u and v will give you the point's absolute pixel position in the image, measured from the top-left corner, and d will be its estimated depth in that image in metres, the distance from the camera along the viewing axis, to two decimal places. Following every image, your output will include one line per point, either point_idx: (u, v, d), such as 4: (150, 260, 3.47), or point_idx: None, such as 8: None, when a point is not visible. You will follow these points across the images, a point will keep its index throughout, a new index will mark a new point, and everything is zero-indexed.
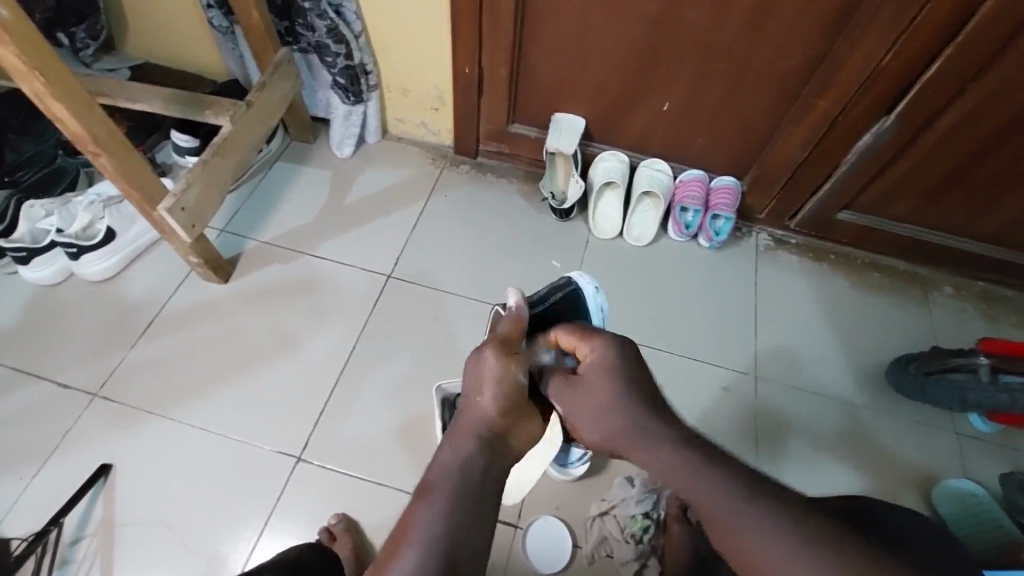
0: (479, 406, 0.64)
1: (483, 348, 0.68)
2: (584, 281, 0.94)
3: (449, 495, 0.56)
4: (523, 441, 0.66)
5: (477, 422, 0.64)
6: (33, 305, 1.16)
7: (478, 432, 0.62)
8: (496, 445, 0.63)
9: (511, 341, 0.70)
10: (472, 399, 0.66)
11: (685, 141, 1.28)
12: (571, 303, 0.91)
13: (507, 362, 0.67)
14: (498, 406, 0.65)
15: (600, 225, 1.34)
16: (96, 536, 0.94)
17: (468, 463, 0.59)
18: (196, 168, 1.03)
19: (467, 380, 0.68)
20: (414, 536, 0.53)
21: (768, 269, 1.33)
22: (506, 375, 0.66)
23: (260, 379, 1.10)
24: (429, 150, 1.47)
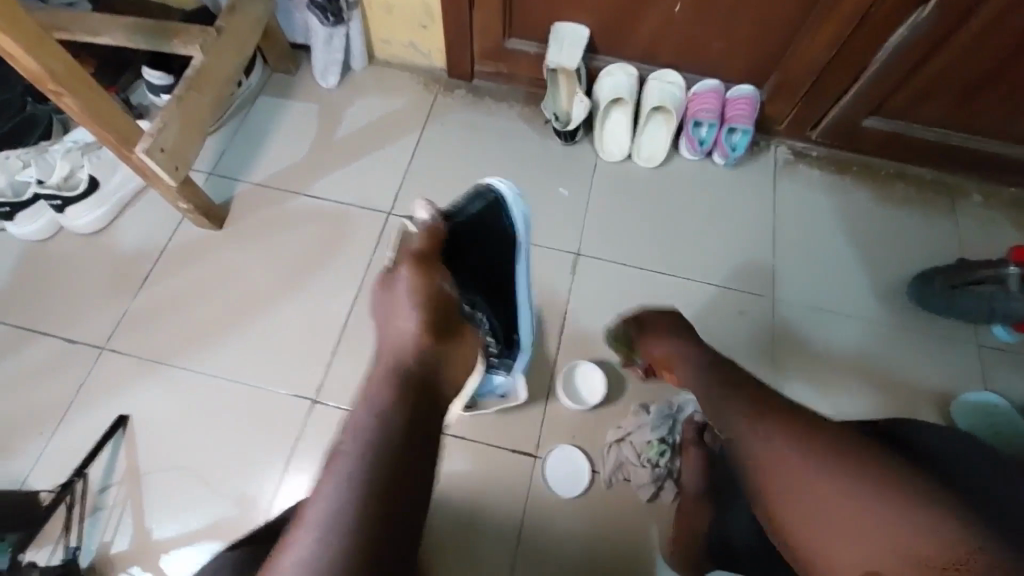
0: (398, 341, 0.62)
1: (395, 274, 0.67)
2: (505, 188, 0.92)
3: (353, 460, 0.52)
4: (455, 367, 0.64)
5: (396, 354, 0.62)
6: (28, 261, 1.13)
7: (397, 369, 0.60)
8: (419, 377, 0.60)
9: (423, 261, 0.68)
10: (390, 327, 0.64)
11: (698, 48, 1.17)
12: (494, 209, 0.90)
13: (424, 281, 0.66)
14: (415, 334, 0.62)
15: (607, 147, 1.25)
16: (123, 485, 0.95)
17: (383, 412, 0.55)
18: (172, 105, 0.95)
19: (384, 314, 0.66)
20: (314, 516, 0.50)
21: (787, 186, 1.25)
22: (422, 292, 0.65)
23: (268, 326, 1.08)
24: (421, 74, 1.36)
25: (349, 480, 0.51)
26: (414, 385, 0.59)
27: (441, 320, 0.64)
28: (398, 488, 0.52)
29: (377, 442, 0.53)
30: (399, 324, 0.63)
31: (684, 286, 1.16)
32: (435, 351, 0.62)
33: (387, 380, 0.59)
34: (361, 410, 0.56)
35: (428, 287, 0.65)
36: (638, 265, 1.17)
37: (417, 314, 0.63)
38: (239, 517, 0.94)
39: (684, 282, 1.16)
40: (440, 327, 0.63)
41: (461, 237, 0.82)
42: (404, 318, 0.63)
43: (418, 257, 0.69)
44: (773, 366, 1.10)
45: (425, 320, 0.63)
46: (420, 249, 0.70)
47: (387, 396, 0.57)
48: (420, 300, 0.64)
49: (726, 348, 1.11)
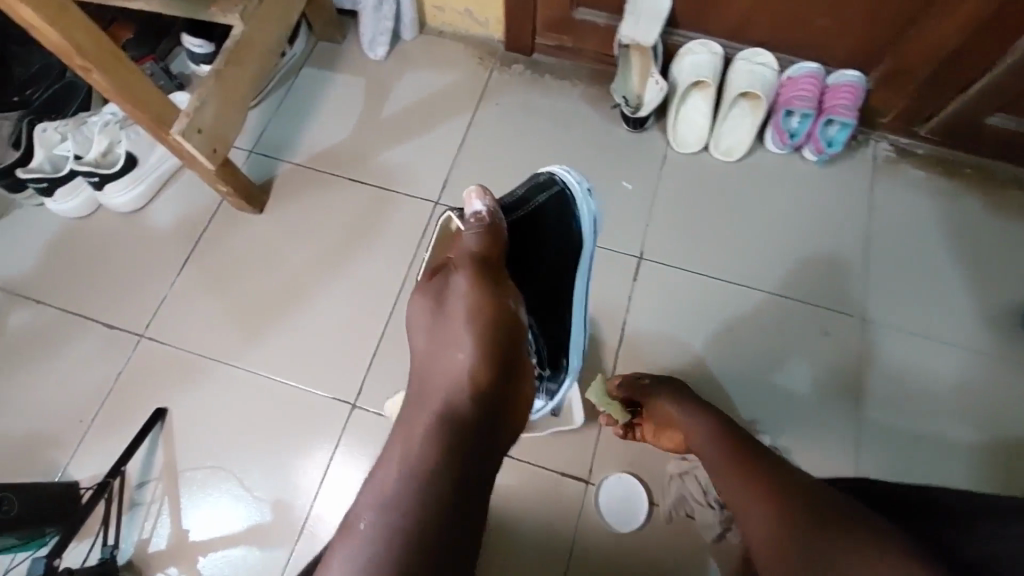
0: (452, 362, 0.61)
1: (452, 286, 0.65)
2: (573, 181, 0.86)
3: (401, 499, 0.51)
4: (512, 399, 0.62)
5: (450, 379, 0.60)
6: (68, 239, 1.09)
7: (450, 394, 0.59)
8: (472, 412, 0.58)
9: (482, 276, 0.66)
10: (444, 348, 0.62)
11: (798, 24, 1.01)
12: (556, 205, 0.84)
13: (483, 300, 0.64)
14: (472, 360, 0.60)
15: (682, 136, 1.11)
16: (161, 481, 0.93)
17: (431, 455, 0.54)
18: (208, 80, 0.87)
19: (436, 325, 0.65)
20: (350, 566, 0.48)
21: (887, 189, 1.10)
22: (479, 304, 0.64)
23: (308, 321, 1.03)
24: (475, 46, 1.23)
25: (396, 520, 0.50)
26: (468, 414, 0.57)
27: (500, 339, 0.62)
28: (449, 526, 0.50)
29: (427, 479, 0.52)
30: (454, 343, 0.62)
31: (760, 299, 1.04)
32: (492, 374, 0.60)
33: (441, 407, 0.58)
34: (413, 442, 0.55)
35: (487, 307, 0.63)
36: (709, 272, 1.05)
37: (475, 333, 0.62)
38: (275, 523, 0.91)
39: (761, 295, 1.04)
40: (497, 347, 0.62)
41: (516, 237, 0.80)
42: (461, 340, 0.61)
43: (480, 262, 0.67)
44: (857, 396, 0.98)
45: (483, 340, 0.61)
46: (478, 256, 0.68)
47: (439, 426, 0.56)
48: (479, 316, 0.63)
49: (804, 372, 0.99)
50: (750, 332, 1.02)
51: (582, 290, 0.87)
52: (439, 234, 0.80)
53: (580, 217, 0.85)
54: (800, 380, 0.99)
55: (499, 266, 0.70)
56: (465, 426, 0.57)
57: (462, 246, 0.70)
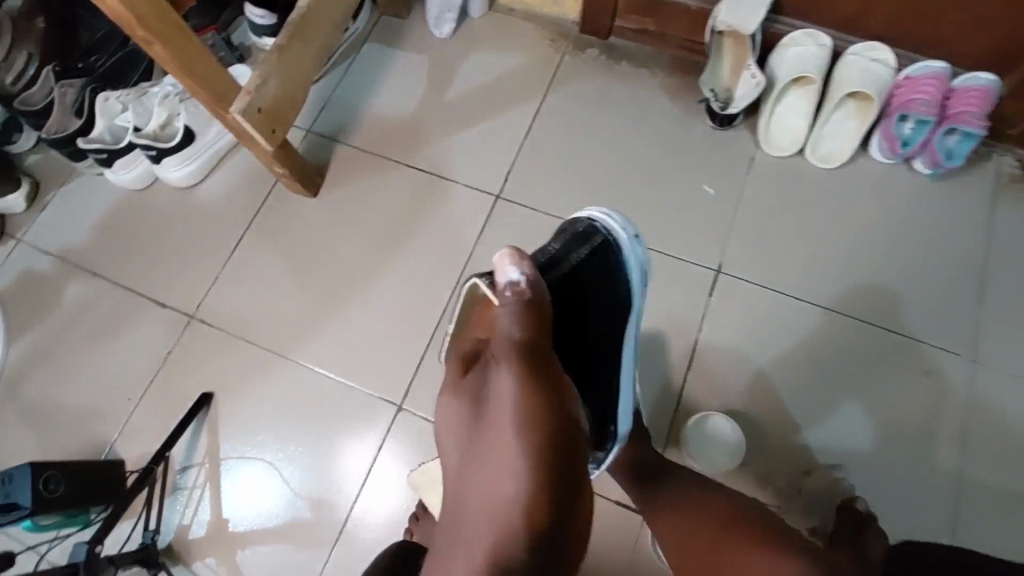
0: (500, 493, 0.48)
1: (491, 390, 0.52)
2: (618, 228, 0.73)
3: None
4: (574, 536, 0.49)
5: (495, 520, 0.47)
6: (125, 212, 1.08)
7: (497, 541, 0.46)
8: (525, 570, 0.45)
9: (531, 374, 0.51)
10: (487, 473, 0.50)
11: (929, 16, 0.87)
12: (601, 258, 0.72)
13: (537, 412, 0.49)
14: (524, 497, 0.47)
15: (774, 138, 1.00)
16: (205, 467, 0.91)
17: None
18: (271, 56, 0.82)
19: (475, 438, 0.52)
20: None
21: (1012, 211, 0.96)
22: (530, 418, 0.49)
23: (356, 314, 0.98)
24: (548, 27, 1.14)
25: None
26: (517, 571, 0.45)
27: (558, 465, 0.48)
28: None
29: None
30: (499, 471, 0.49)
31: (852, 328, 0.92)
32: (548, 514, 0.47)
33: (483, 560, 0.46)
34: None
35: (543, 421, 0.49)
36: (794, 293, 0.95)
37: (525, 463, 0.47)
38: (314, 522, 0.88)
39: (852, 323, 0.93)
40: (555, 477, 0.48)
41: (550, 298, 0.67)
42: (508, 468, 0.48)
43: (526, 355, 0.52)
44: (958, 446, 0.86)
45: (536, 464, 0.48)
46: (523, 344, 0.53)
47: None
48: (531, 433, 0.48)
49: (897, 414, 0.88)
50: (836, 364, 0.91)
51: (630, 348, 0.74)
52: (466, 298, 0.66)
53: (627, 269, 0.72)
54: (892, 422, 0.88)
55: (548, 351, 0.55)
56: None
57: (503, 330, 0.55)
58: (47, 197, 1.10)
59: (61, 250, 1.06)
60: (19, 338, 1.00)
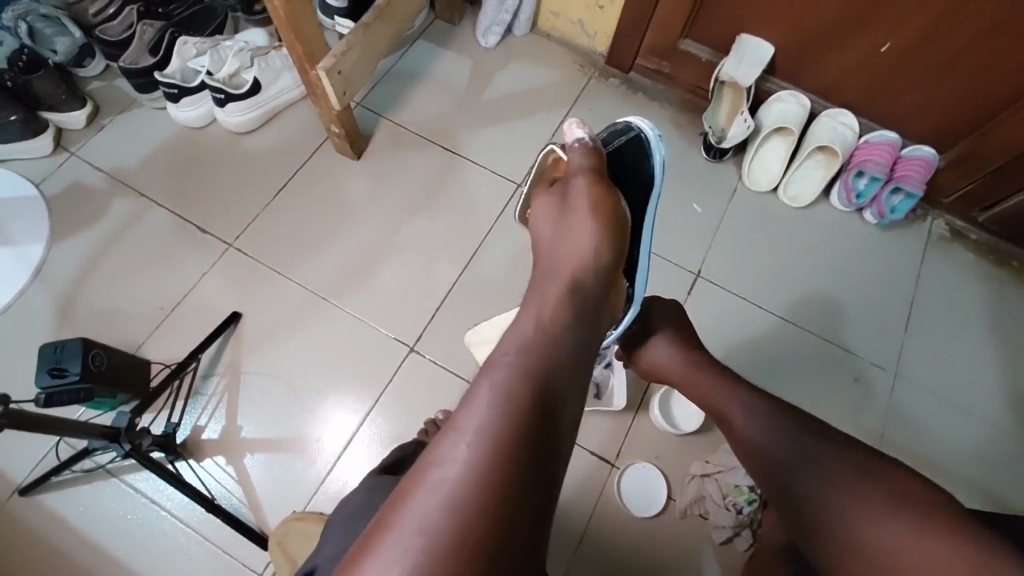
0: (571, 260, 0.61)
1: (570, 195, 0.66)
2: (647, 127, 0.81)
3: (523, 367, 0.50)
4: (610, 305, 0.63)
5: (567, 272, 0.60)
6: (179, 144, 1.18)
7: (568, 288, 0.58)
8: (586, 305, 0.58)
9: (602, 185, 0.67)
10: (562, 246, 0.63)
11: (886, 95, 1.09)
12: (634, 149, 0.80)
13: (602, 209, 0.64)
14: (592, 258, 0.62)
15: (755, 175, 1.19)
16: (225, 378, 1.01)
17: (552, 332, 0.54)
18: (358, 31, 0.96)
19: (557, 226, 0.65)
20: (467, 425, 0.47)
21: (937, 261, 1.17)
22: (599, 208, 0.64)
23: (382, 264, 1.10)
24: (579, 54, 1.32)
25: (518, 384, 0.49)
26: (580, 304, 0.58)
27: (614, 243, 0.63)
28: (562, 393, 0.51)
29: (547, 352, 0.52)
30: (574, 243, 0.62)
31: (801, 337, 1.10)
32: (602, 276, 0.61)
33: (558, 295, 0.58)
34: (530, 320, 0.55)
35: (606, 215, 0.64)
36: (758, 303, 1.12)
37: (594, 237, 0.62)
38: (321, 439, 0.98)
39: (802, 333, 1.10)
40: (611, 250, 0.63)
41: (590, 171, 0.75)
42: (581, 237, 0.62)
43: (596, 175, 0.68)
44: (876, 443, 1.03)
45: (599, 242, 0.62)
46: (594, 172, 0.68)
47: (558, 312, 0.56)
48: (599, 217, 0.63)
49: (828, 411, 1.05)
50: (785, 364, 1.08)
51: (651, 223, 0.80)
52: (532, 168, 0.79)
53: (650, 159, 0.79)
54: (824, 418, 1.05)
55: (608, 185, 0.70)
56: (579, 313, 0.57)
57: (574, 163, 0.70)
58: (105, 120, 1.19)
59: (113, 169, 1.15)
60: (63, 241, 1.08)
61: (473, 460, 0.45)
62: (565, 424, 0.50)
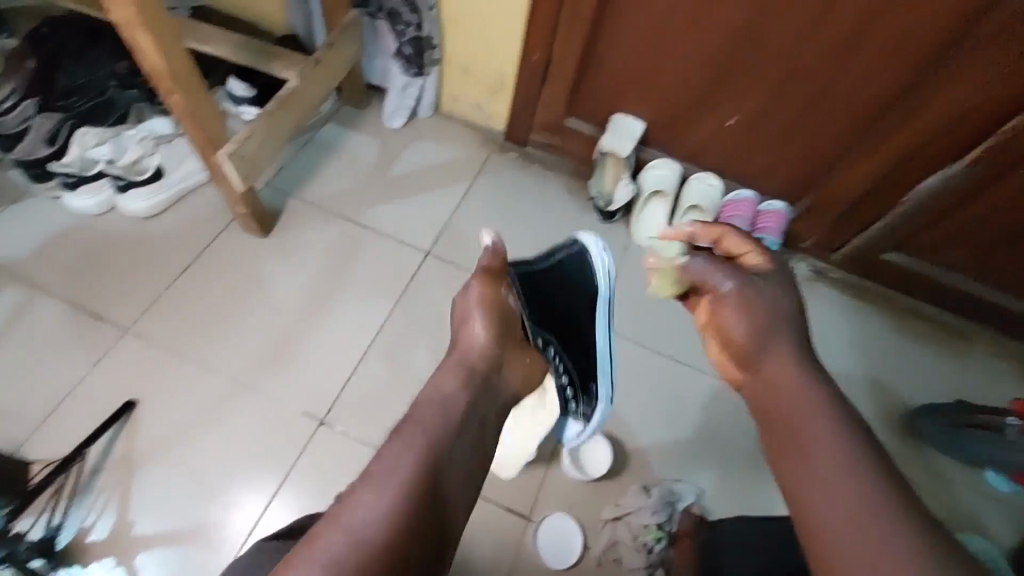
0: (469, 342, 0.71)
1: (468, 290, 0.76)
2: (590, 240, 0.95)
3: (427, 432, 0.57)
4: (514, 377, 0.72)
5: (467, 356, 0.69)
6: (74, 232, 1.16)
7: (466, 366, 0.67)
8: (486, 381, 0.67)
9: (494, 278, 0.77)
10: (464, 335, 0.72)
11: (742, 159, 1.27)
12: (579, 261, 0.95)
13: (494, 304, 0.75)
14: (487, 340, 0.71)
15: (642, 232, 1.32)
16: (116, 471, 0.97)
17: (455, 400, 0.61)
18: (261, 118, 1.02)
19: (455, 316, 0.74)
20: (377, 477, 0.52)
21: (804, 299, 1.32)
22: (490, 301, 0.75)
23: (290, 339, 1.11)
24: (480, 133, 1.45)
25: (419, 447, 0.56)
26: (477, 380, 0.66)
27: (504, 329, 0.74)
28: (463, 448, 0.58)
29: (447, 419, 0.59)
30: (471, 331, 0.72)
31: None
32: (498, 354, 0.71)
33: (459, 372, 0.66)
34: (433, 392, 0.62)
35: (495, 307, 0.75)
36: None
37: (487, 325, 0.72)
38: (223, 526, 0.95)
39: None
40: (502, 335, 0.73)
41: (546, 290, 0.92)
42: (475, 326, 0.72)
43: (490, 276, 0.77)
44: None
45: (492, 327, 0.72)
46: (488, 270, 0.78)
47: (458, 386, 0.64)
48: (490, 309, 0.74)
49: None
50: None
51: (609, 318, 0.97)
52: None
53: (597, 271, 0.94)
54: None
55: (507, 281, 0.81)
56: (477, 388, 0.65)
57: (474, 268, 0.80)
58: None
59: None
60: None
61: (379, 508, 0.50)
62: (464, 472, 0.57)
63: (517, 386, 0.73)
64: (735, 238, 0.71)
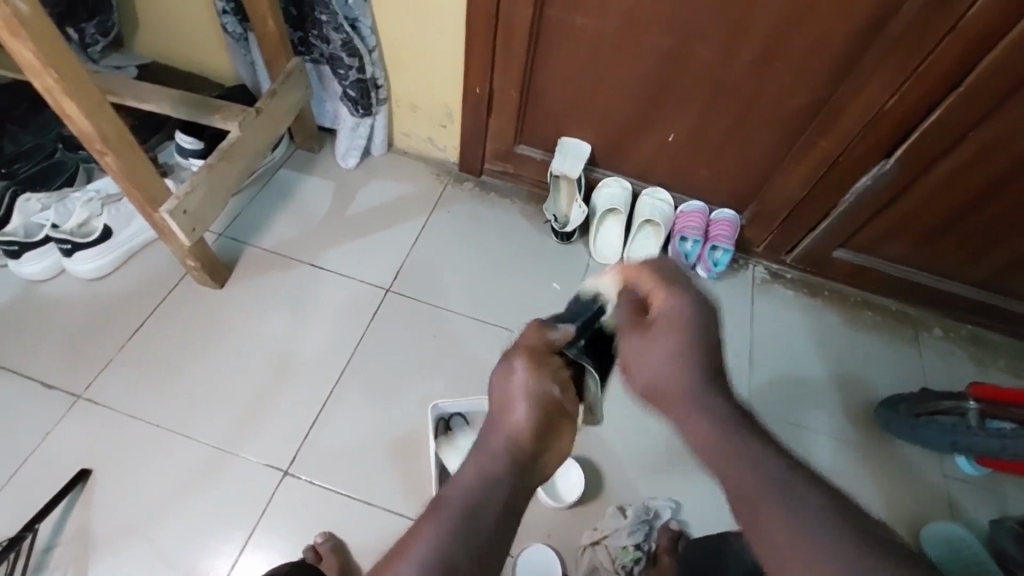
0: (510, 426, 0.60)
1: (511, 357, 0.67)
2: None
3: (456, 528, 0.48)
4: (555, 466, 0.62)
5: (506, 441, 0.59)
6: (22, 301, 1.14)
7: (511, 452, 0.58)
8: (526, 473, 0.57)
9: (538, 346, 0.68)
10: (502, 412, 0.63)
11: (685, 172, 1.30)
12: None
13: (538, 376, 0.65)
14: (528, 422, 0.61)
15: (600, 250, 1.34)
16: (71, 545, 0.93)
17: (491, 493, 0.52)
18: (202, 171, 1.02)
19: (496, 392, 0.66)
20: (404, 567, 0.45)
21: (763, 302, 1.34)
22: (536, 389, 0.64)
23: (250, 389, 1.09)
24: (434, 165, 1.46)
25: (467, 531, 0.48)
26: (518, 471, 0.56)
27: (552, 415, 0.62)
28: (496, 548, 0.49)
29: (483, 517, 0.50)
30: (513, 410, 0.62)
31: None
32: (542, 443, 0.60)
33: (497, 457, 0.57)
34: (469, 477, 0.54)
35: (538, 384, 0.64)
36: None
37: (528, 406, 0.62)
38: None
39: None
40: (549, 424, 0.62)
41: None
42: (517, 406, 0.62)
43: (532, 352, 0.67)
44: None
45: (537, 410, 0.62)
46: (533, 342, 0.69)
47: (498, 477, 0.54)
48: (535, 384, 0.64)
49: None
50: None
51: None
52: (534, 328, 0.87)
53: None
54: None
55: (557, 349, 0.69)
56: (517, 481, 0.55)
57: (518, 338, 0.71)
58: None
59: None
60: None
61: None
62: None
63: (555, 474, 0.62)
64: (646, 277, 0.69)
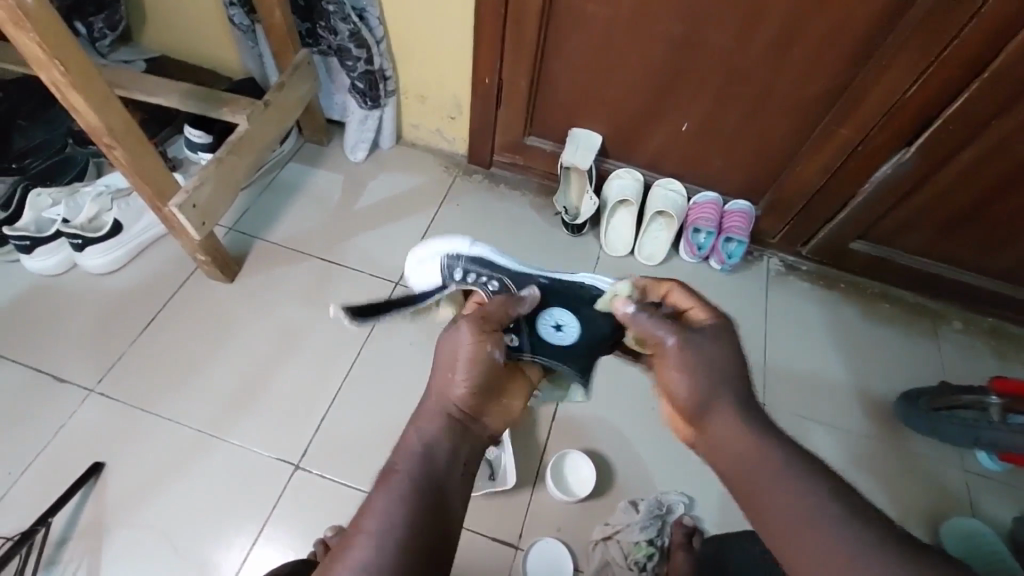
0: (445, 386, 0.67)
1: (461, 323, 0.68)
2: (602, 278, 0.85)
3: (410, 485, 0.58)
4: (496, 419, 0.69)
5: (444, 406, 0.65)
6: (34, 295, 1.14)
7: (449, 415, 0.65)
8: (464, 430, 0.66)
9: (489, 318, 0.70)
10: (446, 377, 0.67)
11: (699, 163, 1.27)
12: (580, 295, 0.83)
13: (485, 349, 0.67)
14: (468, 391, 0.66)
15: (611, 243, 1.33)
16: (83, 539, 0.94)
17: (434, 453, 0.61)
18: (210, 165, 1.02)
19: (441, 360, 0.68)
20: (369, 528, 0.55)
21: (779, 295, 1.32)
22: (482, 357, 0.67)
23: (262, 383, 1.09)
24: (443, 157, 1.45)
25: (426, 448, 0.62)
26: (457, 429, 0.65)
27: (491, 383, 0.67)
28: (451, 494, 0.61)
29: (432, 472, 0.60)
30: (453, 381, 0.66)
31: None
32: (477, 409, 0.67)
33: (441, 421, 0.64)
34: (416, 439, 0.63)
35: (483, 356, 0.67)
36: None
37: (468, 383, 0.66)
38: None
39: None
40: (487, 388, 0.67)
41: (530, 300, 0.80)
42: (461, 378, 0.66)
43: (481, 322, 0.69)
44: None
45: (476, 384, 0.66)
46: (484, 318, 0.69)
47: (440, 436, 0.63)
48: (479, 360, 0.66)
49: None
50: None
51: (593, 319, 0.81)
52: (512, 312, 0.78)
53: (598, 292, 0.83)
54: None
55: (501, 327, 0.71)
56: (457, 436, 0.65)
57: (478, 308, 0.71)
58: None
59: None
60: None
61: (383, 524, 0.55)
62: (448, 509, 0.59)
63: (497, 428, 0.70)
64: (682, 292, 0.67)
